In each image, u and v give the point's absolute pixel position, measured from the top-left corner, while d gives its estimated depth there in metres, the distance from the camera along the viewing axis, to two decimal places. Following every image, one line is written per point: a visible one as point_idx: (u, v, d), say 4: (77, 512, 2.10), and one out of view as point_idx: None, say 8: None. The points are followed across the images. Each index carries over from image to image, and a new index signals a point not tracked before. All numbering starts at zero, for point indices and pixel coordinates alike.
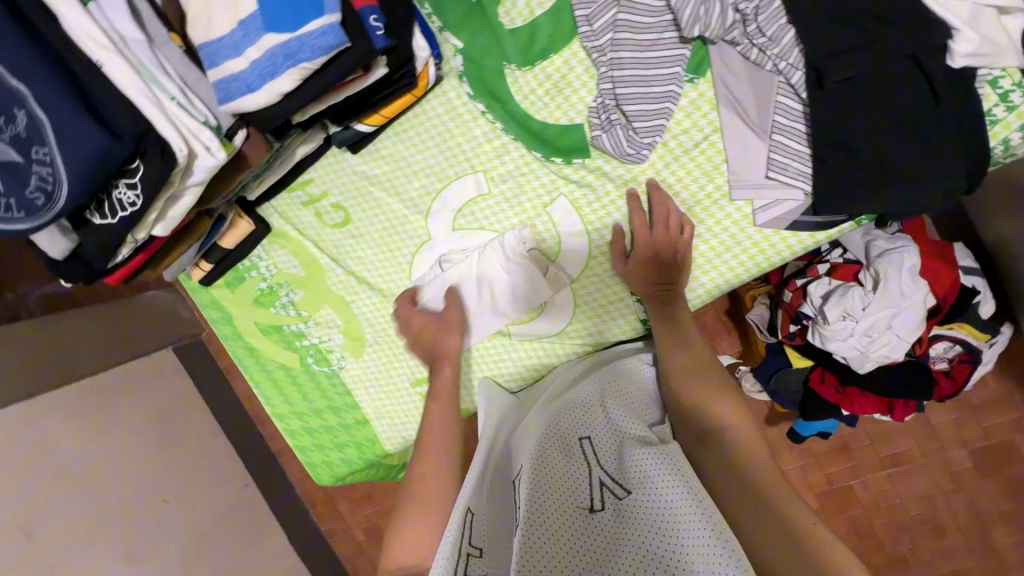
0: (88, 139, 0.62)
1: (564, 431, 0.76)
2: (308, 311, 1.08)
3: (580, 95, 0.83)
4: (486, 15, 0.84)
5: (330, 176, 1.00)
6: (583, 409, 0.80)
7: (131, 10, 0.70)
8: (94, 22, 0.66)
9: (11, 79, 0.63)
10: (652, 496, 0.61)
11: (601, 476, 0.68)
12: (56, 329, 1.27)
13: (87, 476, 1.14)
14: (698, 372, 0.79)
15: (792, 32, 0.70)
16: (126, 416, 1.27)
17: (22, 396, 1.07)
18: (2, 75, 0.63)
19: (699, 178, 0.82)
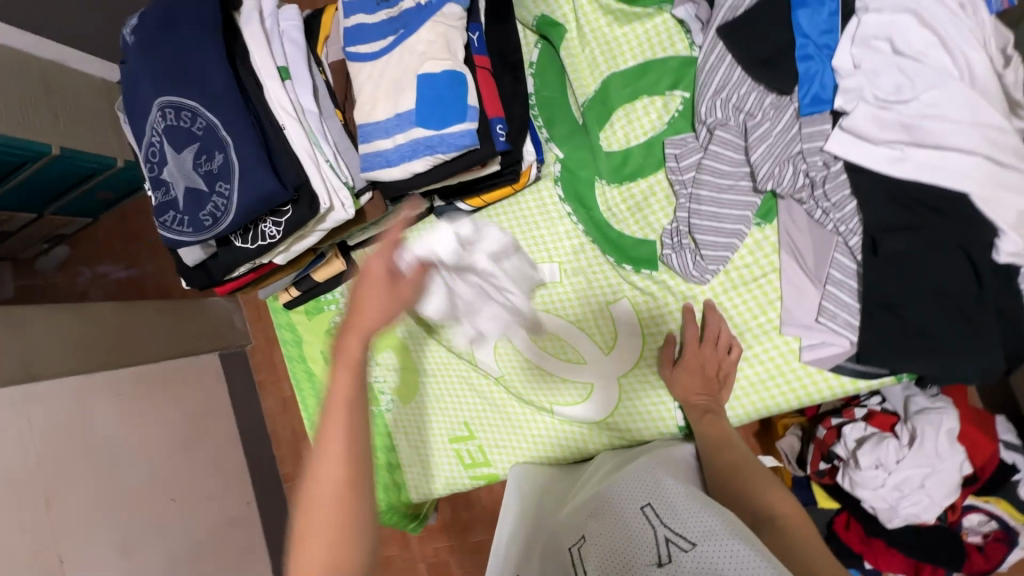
0: (261, 184, 0.76)
1: (613, 497, 0.77)
2: (372, 351, 1.19)
3: (659, 217, 0.95)
4: (589, 136, 0.98)
5: (420, 239, 1.13)
6: (630, 474, 0.81)
7: (314, 89, 0.87)
8: (287, 96, 0.82)
9: (222, 129, 0.77)
10: (722, 555, 0.61)
11: (666, 533, 0.68)
12: (117, 320, 1.41)
13: (111, 460, 1.21)
14: (733, 463, 0.84)
15: (853, 203, 0.81)
16: (157, 411, 1.36)
17: (70, 373, 1.20)
18: (213, 122, 0.77)
19: (755, 309, 0.90)
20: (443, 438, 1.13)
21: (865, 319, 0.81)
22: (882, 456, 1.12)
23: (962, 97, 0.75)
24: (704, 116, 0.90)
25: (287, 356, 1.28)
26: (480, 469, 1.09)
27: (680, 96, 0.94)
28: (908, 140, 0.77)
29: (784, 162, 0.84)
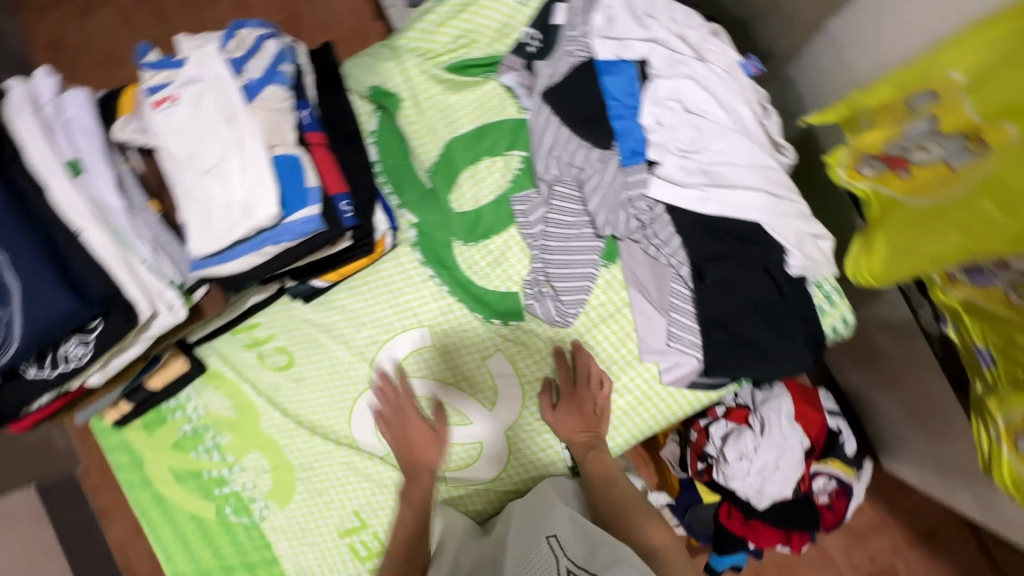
0: (56, 305, 0.66)
1: (533, 533, 0.81)
2: (234, 456, 1.05)
3: (517, 269, 0.99)
4: (440, 200, 0.99)
5: (278, 322, 1.05)
6: (548, 512, 0.86)
7: (117, 182, 0.76)
8: (83, 196, 0.71)
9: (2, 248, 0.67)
10: None
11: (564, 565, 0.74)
12: None
13: None
14: (631, 502, 0.86)
15: (678, 238, 0.92)
16: None
17: None
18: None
19: (616, 342, 0.96)
20: (332, 535, 1.02)
21: (705, 337, 0.91)
22: (744, 448, 1.26)
23: (741, 145, 0.90)
24: (543, 173, 0.96)
25: (123, 482, 1.07)
26: (378, 559, 1.02)
27: (518, 155, 0.99)
28: (709, 184, 0.90)
29: (616, 210, 0.93)
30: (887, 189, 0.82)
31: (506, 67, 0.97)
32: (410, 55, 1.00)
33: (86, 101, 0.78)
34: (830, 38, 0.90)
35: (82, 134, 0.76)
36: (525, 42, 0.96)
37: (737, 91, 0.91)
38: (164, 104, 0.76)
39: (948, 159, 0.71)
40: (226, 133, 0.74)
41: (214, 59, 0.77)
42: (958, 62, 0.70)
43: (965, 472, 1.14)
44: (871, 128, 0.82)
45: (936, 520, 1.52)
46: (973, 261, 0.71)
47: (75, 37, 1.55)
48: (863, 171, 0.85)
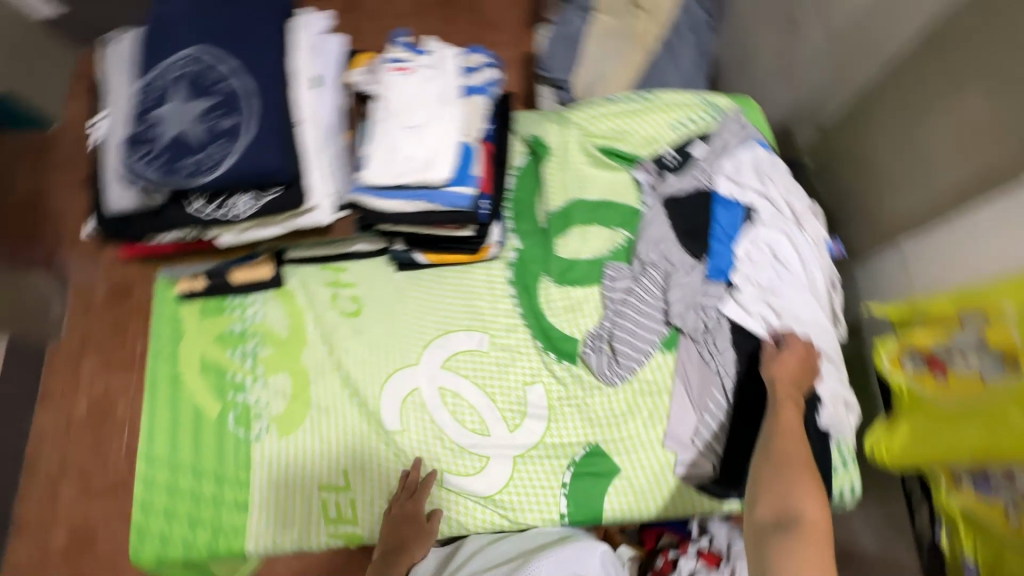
0: (265, 159, 0.78)
1: None
2: (264, 370, 1.09)
3: (586, 321, 1.10)
4: (547, 239, 1.14)
5: (365, 275, 1.15)
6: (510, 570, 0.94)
7: (334, 106, 0.93)
8: (313, 101, 0.87)
9: (249, 99, 0.80)
10: None
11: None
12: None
13: None
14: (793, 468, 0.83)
15: (733, 353, 1.04)
16: None
17: None
18: (242, 90, 0.80)
19: (647, 421, 1.03)
20: (311, 485, 1.03)
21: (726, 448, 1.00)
22: None
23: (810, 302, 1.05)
24: (641, 255, 1.12)
25: (151, 349, 1.10)
26: (342, 527, 1.00)
27: (623, 234, 1.15)
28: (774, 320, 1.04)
29: (690, 308, 1.07)
30: (922, 386, 0.95)
31: (643, 165, 1.17)
32: (573, 125, 1.20)
33: (340, 44, 0.97)
34: (901, 257, 1.06)
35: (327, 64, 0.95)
36: (665, 155, 1.17)
37: (818, 260, 1.08)
38: (400, 71, 0.95)
39: (983, 372, 0.85)
40: (435, 109, 0.93)
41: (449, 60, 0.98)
42: (1010, 297, 0.81)
43: None
44: (923, 330, 0.97)
45: None
46: (987, 463, 0.82)
47: None
48: (906, 365, 0.99)
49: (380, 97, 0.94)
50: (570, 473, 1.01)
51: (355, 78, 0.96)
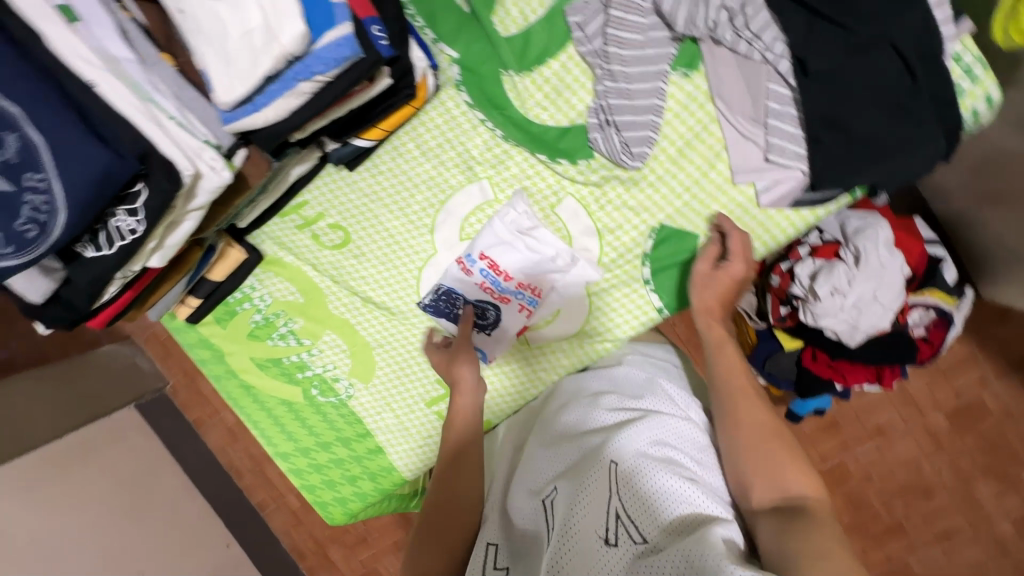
0: (89, 158, 0.58)
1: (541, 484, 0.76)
2: (309, 338, 1.03)
3: (580, 97, 0.85)
4: (480, 23, 0.84)
5: (328, 197, 0.97)
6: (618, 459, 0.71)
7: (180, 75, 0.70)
8: (111, 68, 0.62)
9: (47, 148, 0.57)
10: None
11: (619, 509, 0.67)
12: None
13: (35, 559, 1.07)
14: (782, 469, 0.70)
15: (775, 27, 0.75)
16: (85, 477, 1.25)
17: None
18: (36, 143, 0.57)
19: (703, 167, 0.84)
20: (421, 406, 1.02)
21: (813, 146, 0.77)
22: (837, 283, 1.15)
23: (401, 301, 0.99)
24: None
25: (211, 375, 1.09)
26: None
27: None
28: None
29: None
30: None
31: None
32: None
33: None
34: None
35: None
36: None
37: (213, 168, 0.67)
38: None
39: None
40: None
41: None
42: None
43: None
44: None
45: None
46: None
47: None
48: None
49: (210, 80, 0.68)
50: (647, 266, 0.89)
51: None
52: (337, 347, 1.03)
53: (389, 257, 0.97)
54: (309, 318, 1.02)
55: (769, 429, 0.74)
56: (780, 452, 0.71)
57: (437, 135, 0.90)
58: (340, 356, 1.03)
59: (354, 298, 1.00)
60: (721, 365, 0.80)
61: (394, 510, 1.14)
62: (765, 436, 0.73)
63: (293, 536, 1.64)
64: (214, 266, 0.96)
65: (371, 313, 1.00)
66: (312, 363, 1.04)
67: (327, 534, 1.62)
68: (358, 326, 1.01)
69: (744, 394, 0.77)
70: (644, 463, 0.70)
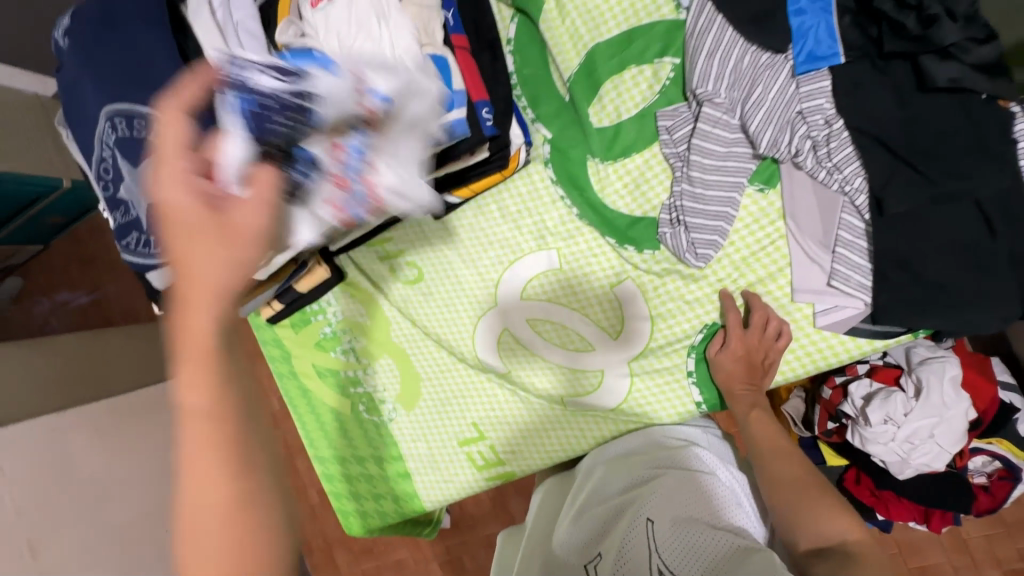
0: None
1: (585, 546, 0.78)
2: (367, 359, 1.13)
3: (657, 192, 0.91)
4: (577, 113, 0.92)
5: (411, 237, 1.07)
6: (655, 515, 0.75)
7: None
8: None
9: None
10: None
11: (661, 565, 0.68)
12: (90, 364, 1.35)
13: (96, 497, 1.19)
14: (819, 517, 0.72)
15: (857, 163, 0.78)
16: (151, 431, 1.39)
17: (51, 408, 1.17)
18: None
19: (766, 279, 0.87)
20: (453, 443, 1.09)
21: (879, 279, 0.79)
22: (893, 411, 1.11)
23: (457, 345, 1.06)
24: (695, 87, 0.85)
25: (275, 372, 1.21)
26: (495, 469, 1.06)
27: (670, 63, 0.88)
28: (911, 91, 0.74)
29: (783, 126, 0.81)
30: None
31: None
32: None
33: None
34: None
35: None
36: None
37: None
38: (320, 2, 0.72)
39: None
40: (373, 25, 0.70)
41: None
42: None
43: None
44: None
45: None
46: None
47: None
48: None
49: None
50: (692, 359, 0.92)
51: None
52: (391, 373, 1.11)
53: (454, 302, 1.05)
54: (370, 341, 1.12)
55: (798, 479, 0.77)
56: (813, 497, 0.74)
57: (519, 202, 0.99)
58: (390, 380, 1.12)
59: (415, 331, 1.09)
60: (749, 428, 0.84)
61: (407, 532, 1.21)
62: (799, 492, 0.75)
63: (307, 528, 1.69)
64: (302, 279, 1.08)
65: (427, 350, 1.09)
66: (366, 380, 1.13)
67: (338, 535, 1.67)
68: (413, 360, 1.10)
69: (773, 449, 0.81)
70: (680, 521, 0.73)
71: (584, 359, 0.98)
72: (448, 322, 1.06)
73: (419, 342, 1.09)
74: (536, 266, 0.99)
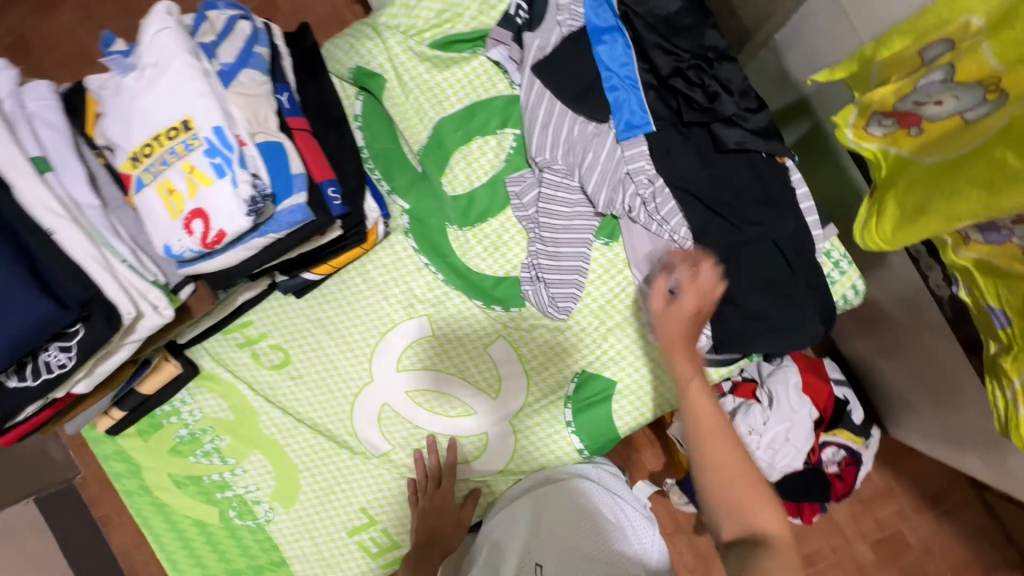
0: (28, 310, 0.61)
1: None
2: (234, 458, 1.02)
3: (516, 251, 0.95)
4: (431, 183, 0.95)
5: (273, 319, 1.01)
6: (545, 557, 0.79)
7: (136, 217, 0.75)
8: (75, 222, 0.67)
9: None
10: None
11: None
12: None
13: None
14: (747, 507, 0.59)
15: (679, 215, 0.88)
16: None
17: None
18: None
19: (622, 324, 0.94)
20: (342, 534, 1.00)
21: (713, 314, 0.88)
22: (754, 423, 1.24)
23: (335, 429, 1.00)
24: (535, 155, 0.92)
25: (122, 491, 1.04)
26: (389, 554, 1.00)
27: (511, 133, 0.95)
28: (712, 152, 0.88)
29: (615, 186, 0.90)
30: (900, 148, 0.75)
31: (494, 41, 0.93)
32: (393, 33, 0.95)
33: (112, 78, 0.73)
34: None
35: (113, 121, 0.71)
36: (513, 14, 0.92)
37: (152, 305, 0.71)
38: (134, 94, 0.70)
39: (963, 112, 0.66)
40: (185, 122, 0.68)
41: (170, 84, 0.69)
42: (976, 7, 0.66)
43: (969, 438, 1.14)
44: (880, 83, 0.76)
45: (939, 484, 1.53)
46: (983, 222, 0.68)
47: (39, 34, 1.40)
48: (873, 130, 0.78)
49: (165, 246, 0.71)
50: (570, 409, 0.95)
51: (106, 132, 0.72)
52: (265, 470, 1.01)
53: (327, 381, 1.00)
54: (235, 437, 1.02)
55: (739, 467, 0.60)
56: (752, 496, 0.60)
57: (385, 272, 0.98)
58: (265, 477, 1.02)
59: (288, 419, 1.01)
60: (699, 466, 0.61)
61: None
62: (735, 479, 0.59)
63: None
64: (145, 380, 0.96)
65: (302, 438, 1.01)
66: (236, 481, 1.02)
67: None
68: (287, 450, 1.01)
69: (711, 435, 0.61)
70: (566, 554, 0.78)
71: (468, 423, 0.97)
72: (324, 405, 1.00)
73: (291, 431, 1.01)
74: (411, 334, 0.98)
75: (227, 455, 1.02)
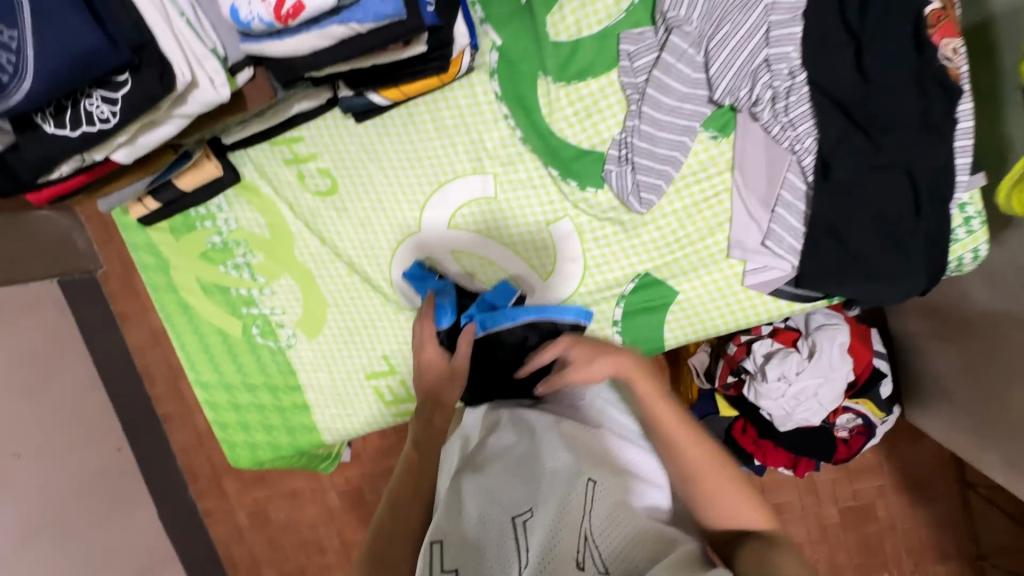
0: (71, 32, 0.53)
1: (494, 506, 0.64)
2: (264, 277, 0.98)
3: (608, 124, 0.83)
4: (534, 21, 0.81)
5: (325, 140, 0.91)
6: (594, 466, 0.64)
7: None
8: None
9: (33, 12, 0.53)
10: None
11: (588, 531, 0.57)
12: None
13: None
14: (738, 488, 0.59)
15: (811, 121, 0.75)
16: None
17: None
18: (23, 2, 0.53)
19: (704, 233, 0.84)
20: (359, 376, 1.00)
21: (810, 243, 0.79)
22: (787, 370, 1.19)
23: (371, 272, 0.95)
24: (666, 12, 0.78)
25: (148, 284, 1.02)
26: (402, 406, 0.99)
27: None
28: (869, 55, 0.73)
29: (746, 71, 0.76)
30: None
31: None
32: None
33: None
34: None
35: None
36: None
37: (211, 79, 0.61)
38: None
39: None
40: None
41: None
42: None
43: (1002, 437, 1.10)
44: None
45: None
46: None
47: None
48: None
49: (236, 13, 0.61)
50: (620, 309, 0.89)
51: None
52: (293, 295, 0.99)
53: (372, 222, 0.93)
54: (267, 256, 0.97)
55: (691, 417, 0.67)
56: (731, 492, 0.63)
57: (458, 115, 0.87)
58: (292, 304, 0.99)
59: (324, 250, 0.96)
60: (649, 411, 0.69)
61: (303, 467, 1.12)
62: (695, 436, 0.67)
63: (189, 457, 1.50)
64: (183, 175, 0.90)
65: (335, 273, 0.96)
66: (263, 300, 0.99)
67: (227, 465, 1.49)
68: (318, 282, 0.97)
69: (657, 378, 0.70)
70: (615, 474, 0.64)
71: None
72: (364, 246, 0.94)
73: (325, 264, 0.97)
74: (471, 190, 0.89)
75: (257, 271, 0.98)
